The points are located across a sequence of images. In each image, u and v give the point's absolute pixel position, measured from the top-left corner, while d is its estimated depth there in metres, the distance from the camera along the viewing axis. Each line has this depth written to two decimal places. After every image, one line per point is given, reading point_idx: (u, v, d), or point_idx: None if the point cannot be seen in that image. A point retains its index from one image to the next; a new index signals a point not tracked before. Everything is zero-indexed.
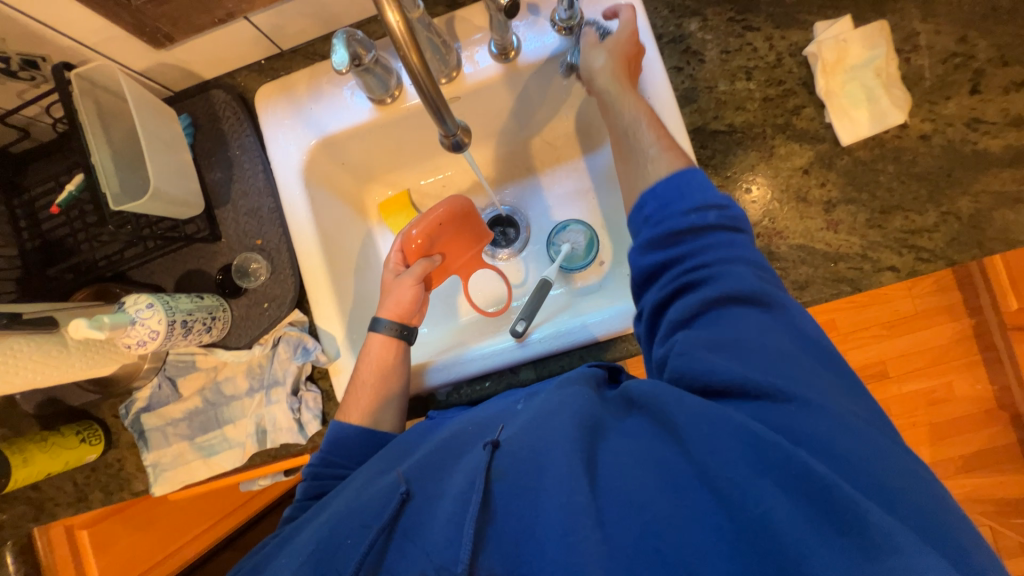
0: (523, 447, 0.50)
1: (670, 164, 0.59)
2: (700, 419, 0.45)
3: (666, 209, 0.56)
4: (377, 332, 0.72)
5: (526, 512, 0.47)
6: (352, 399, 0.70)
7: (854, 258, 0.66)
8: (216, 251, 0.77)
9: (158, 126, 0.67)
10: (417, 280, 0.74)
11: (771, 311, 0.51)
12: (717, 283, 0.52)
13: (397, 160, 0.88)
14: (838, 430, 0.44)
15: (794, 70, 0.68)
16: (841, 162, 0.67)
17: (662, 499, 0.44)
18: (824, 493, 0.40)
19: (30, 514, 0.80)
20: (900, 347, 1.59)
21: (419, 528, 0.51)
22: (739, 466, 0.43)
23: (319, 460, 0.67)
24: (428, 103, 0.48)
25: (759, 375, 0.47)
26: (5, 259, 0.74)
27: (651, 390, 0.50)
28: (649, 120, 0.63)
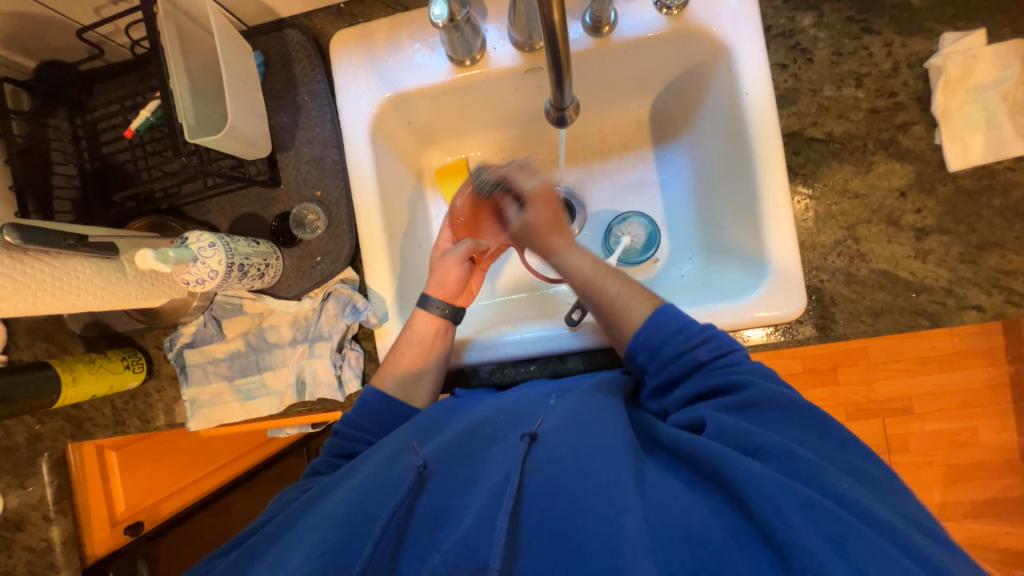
0: (565, 449, 0.52)
1: (642, 310, 0.62)
2: (753, 466, 0.46)
3: (659, 358, 0.59)
4: (424, 310, 0.71)
5: (565, 518, 0.48)
6: (389, 366, 0.70)
7: (938, 292, 0.63)
8: (274, 196, 0.75)
9: (235, 61, 0.65)
10: (461, 259, 0.73)
11: (802, 414, 0.53)
12: (744, 391, 0.54)
13: (463, 126, 0.85)
14: (862, 496, 0.45)
15: (909, 82, 0.64)
16: (943, 189, 0.63)
17: (711, 534, 0.44)
18: (862, 542, 0.41)
19: (68, 430, 0.82)
20: (930, 384, 1.52)
21: (442, 517, 0.51)
22: (790, 509, 0.43)
23: (347, 420, 0.67)
24: (554, 75, 0.49)
25: (793, 447, 0.48)
26: (65, 178, 0.74)
27: (689, 438, 0.51)
28: (631, 293, 0.64)
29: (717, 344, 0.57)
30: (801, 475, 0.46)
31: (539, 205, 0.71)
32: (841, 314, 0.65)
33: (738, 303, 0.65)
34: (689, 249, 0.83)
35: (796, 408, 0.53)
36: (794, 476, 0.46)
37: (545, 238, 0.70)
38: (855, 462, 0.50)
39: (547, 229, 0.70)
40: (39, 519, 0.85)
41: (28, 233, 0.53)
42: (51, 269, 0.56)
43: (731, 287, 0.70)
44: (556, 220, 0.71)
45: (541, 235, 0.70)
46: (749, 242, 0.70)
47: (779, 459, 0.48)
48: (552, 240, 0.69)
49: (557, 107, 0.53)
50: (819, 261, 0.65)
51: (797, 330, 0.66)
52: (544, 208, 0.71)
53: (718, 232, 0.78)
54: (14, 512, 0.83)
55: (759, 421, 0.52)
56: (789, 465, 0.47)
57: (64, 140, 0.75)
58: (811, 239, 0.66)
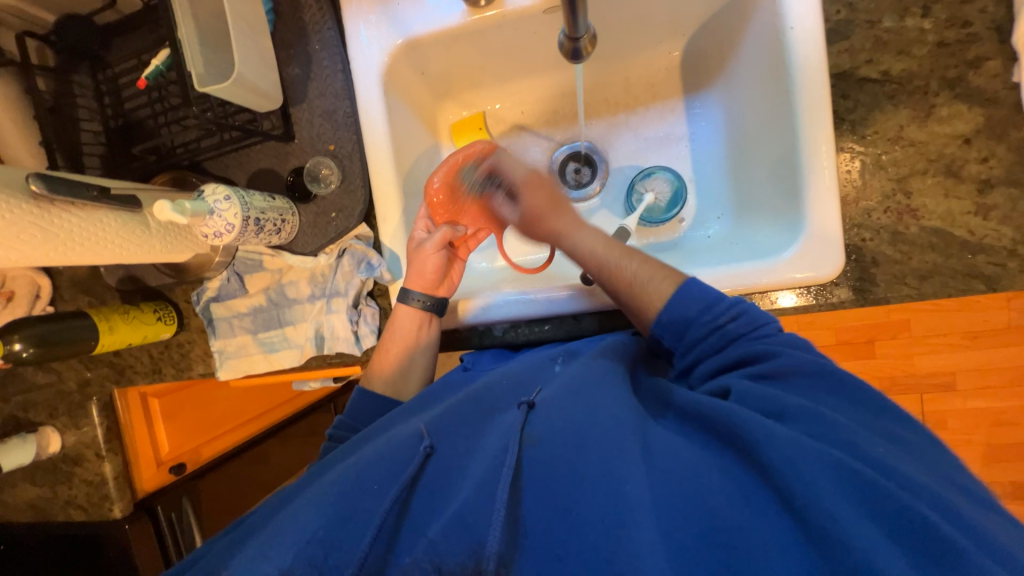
0: (565, 417, 0.51)
1: (665, 288, 0.59)
2: (776, 430, 0.44)
3: (683, 333, 0.57)
4: (406, 304, 0.69)
5: (566, 490, 0.47)
6: (375, 365, 0.71)
7: (999, 253, 0.57)
8: (289, 151, 0.74)
9: (242, 5, 0.63)
10: (438, 247, 0.69)
11: (825, 377, 0.50)
12: (773, 360, 0.52)
13: (479, 76, 0.81)
14: (898, 461, 0.43)
15: (987, 9, 0.56)
16: (1016, 134, 0.56)
17: (726, 500, 0.43)
18: (896, 507, 0.39)
19: (112, 376, 0.88)
20: (978, 360, 1.42)
21: (446, 484, 0.52)
22: (818, 478, 0.41)
23: (340, 424, 0.69)
24: (568, 0, 0.44)
25: (820, 411, 0.46)
26: (91, 135, 0.76)
27: (703, 403, 0.50)
28: (651, 269, 0.60)
29: (749, 323, 0.55)
30: (833, 440, 0.44)
31: (531, 190, 0.68)
32: (882, 276, 0.60)
33: (768, 262, 0.61)
34: (719, 207, 0.78)
35: (824, 371, 0.51)
36: (824, 440, 0.44)
37: (549, 221, 0.66)
38: (886, 427, 0.47)
39: (549, 211, 0.66)
40: (93, 456, 0.92)
41: (53, 182, 0.53)
42: (77, 219, 0.57)
43: (762, 247, 0.65)
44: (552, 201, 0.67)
45: (544, 220, 0.67)
46: (785, 197, 0.65)
47: (805, 423, 0.46)
48: (557, 224, 0.66)
49: (572, 35, 0.48)
50: (862, 218, 0.60)
51: (832, 292, 0.61)
52: (537, 192, 0.68)
53: (750, 186, 0.72)
54: (72, 448, 0.92)
55: (787, 390, 0.50)
56: (818, 429, 0.45)
57: (88, 96, 0.76)
58: (852, 195, 0.60)
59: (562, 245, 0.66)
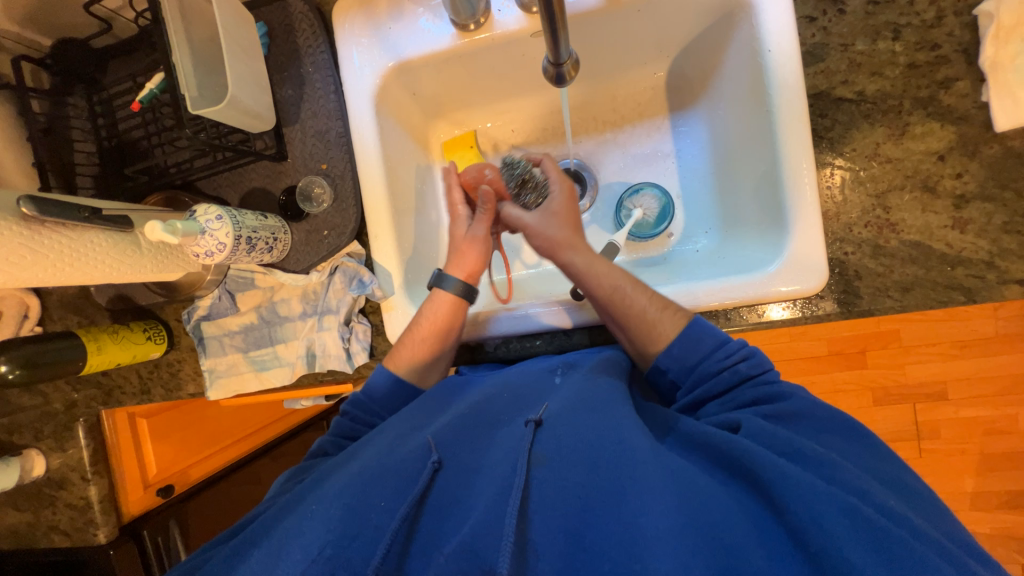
0: (579, 442, 0.51)
1: (676, 323, 0.60)
2: (791, 471, 0.44)
3: (691, 374, 0.59)
4: (443, 291, 0.69)
5: (579, 516, 0.46)
6: (402, 352, 0.69)
7: (977, 266, 0.58)
8: (281, 170, 0.75)
9: (236, 30, 0.65)
10: (484, 236, 0.71)
11: (832, 423, 0.51)
12: (784, 403, 0.53)
13: (470, 96, 0.82)
14: (906, 511, 0.43)
15: (955, 32, 0.58)
16: (987, 152, 0.57)
17: (742, 536, 0.43)
18: (908, 553, 0.39)
19: (100, 397, 0.87)
20: (968, 368, 1.43)
21: (455, 503, 0.51)
22: (832, 517, 0.41)
23: (354, 402, 0.69)
24: (549, 28, 0.46)
25: (833, 459, 0.46)
26: (84, 155, 0.76)
27: (718, 436, 0.50)
28: (662, 306, 0.61)
29: (755, 365, 0.57)
30: (843, 483, 0.44)
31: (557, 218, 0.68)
32: (865, 289, 0.61)
33: (754, 277, 0.62)
34: (707, 222, 0.79)
35: (834, 418, 0.52)
36: (836, 483, 0.44)
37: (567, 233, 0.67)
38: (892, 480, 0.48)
39: (568, 240, 0.66)
40: (78, 479, 0.90)
41: (44, 205, 0.54)
42: (67, 240, 0.58)
43: (748, 261, 0.67)
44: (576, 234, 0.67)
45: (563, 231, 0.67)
46: (770, 213, 0.66)
47: (818, 467, 0.46)
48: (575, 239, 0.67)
49: (554, 60, 0.50)
50: (844, 232, 0.61)
51: (817, 305, 0.62)
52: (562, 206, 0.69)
53: (736, 202, 0.74)
54: (56, 471, 0.90)
55: (798, 432, 0.51)
56: (831, 472, 0.45)
57: (82, 117, 0.77)
58: (834, 209, 0.61)
59: (573, 263, 0.65)
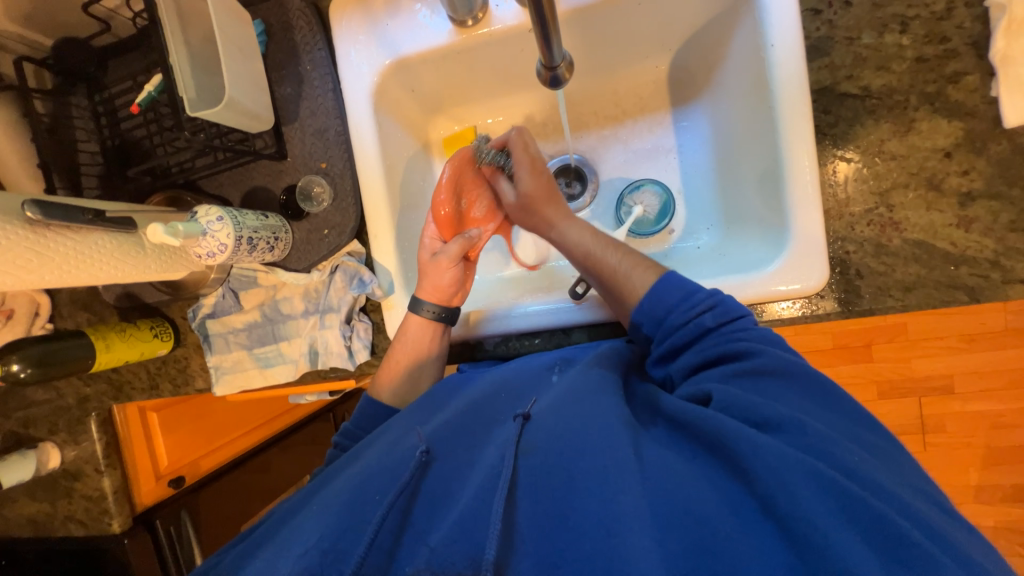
0: (560, 425, 0.52)
1: (646, 279, 0.61)
2: (760, 439, 0.44)
3: (659, 328, 0.59)
4: (416, 314, 0.70)
5: (561, 497, 0.47)
6: (385, 373, 0.72)
7: (981, 265, 0.57)
8: (281, 169, 0.75)
9: (232, 30, 0.65)
10: (453, 260, 0.70)
11: (806, 384, 0.51)
12: (752, 359, 0.52)
13: (470, 92, 0.82)
14: (875, 470, 0.43)
15: (964, 25, 0.56)
16: (996, 148, 0.56)
17: (711, 507, 0.43)
18: (872, 516, 0.39)
19: (110, 392, 0.89)
20: (976, 363, 1.42)
21: (444, 493, 0.52)
22: (800, 489, 0.41)
23: (347, 432, 0.71)
24: (541, 34, 0.46)
25: (803, 420, 0.46)
26: (89, 155, 0.77)
27: (689, 410, 0.50)
28: (637, 263, 0.63)
29: (724, 312, 0.55)
30: (811, 449, 0.44)
31: (531, 176, 0.69)
32: (866, 288, 0.60)
33: (753, 276, 0.62)
34: (707, 219, 0.78)
35: (803, 374, 0.51)
36: (807, 450, 0.44)
37: (541, 210, 0.69)
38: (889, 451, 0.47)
39: (544, 200, 0.69)
40: (92, 471, 0.93)
41: (48, 209, 0.55)
42: (72, 243, 0.59)
43: (749, 260, 0.66)
44: (551, 190, 0.70)
45: (537, 206, 0.69)
46: (772, 210, 0.65)
47: (788, 432, 0.46)
48: (548, 211, 0.69)
49: (547, 65, 0.49)
50: (845, 232, 0.60)
51: (817, 304, 0.62)
52: (538, 178, 0.69)
53: (738, 199, 0.73)
54: (72, 463, 0.93)
55: (763, 391, 0.50)
56: (799, 438, 0.45)
57: (84, 117, 0.77)
58: (838, 206, 0.61)
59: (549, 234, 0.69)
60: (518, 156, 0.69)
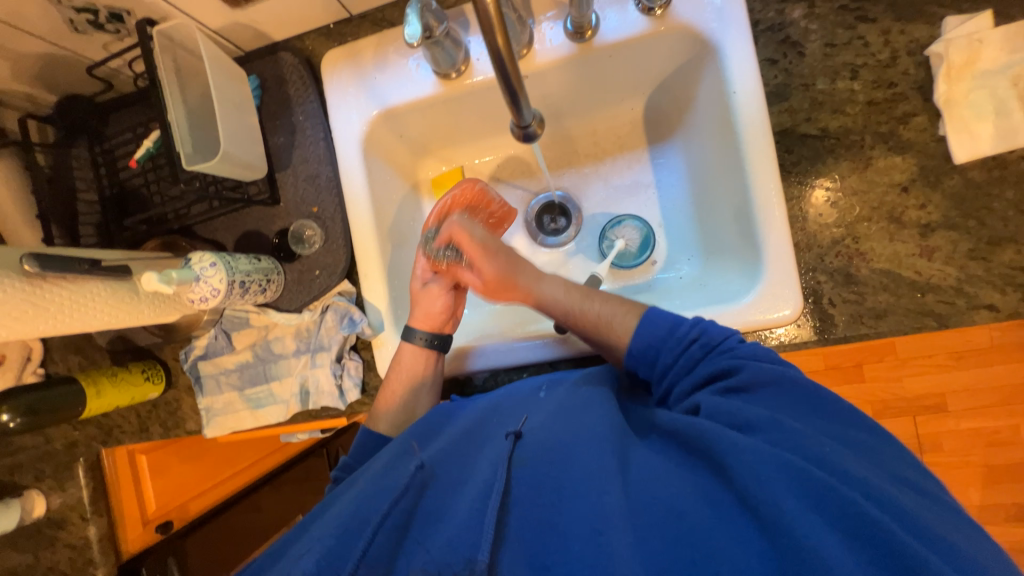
0: (549, 437, 0.53)
1: (629, 322, 0.62)
2: (738, 439, 0.45)
3: (655, 367, 0.60)
4: (409, 342, 0.72)
5: (548, 505, 0.48)
6: (382, 404, 0.72)
7: (946, 292, 0.60)
8: (274, 214, 0.78)
9: (228, 87, 0.69)
10: (444, 288, 0.75)
11: (793, 387, 0.52)
12: (737, 374, 0.53)
13: (456, 136, 0.86)
14: (852, 461, 0.44)
15: (910, 71, 0.61)
16: (949, 182, 0.60)
17: (695, 508, 0.44)
18: (840, 503, 0.40)
19: (99, 437, 0.89)
20: (966, 380, 1.43)
21: (439, 511, 0.52)
22: (774, 482, 0.42)
23: (343, 466, 0.70)
24: (510, 97, 0.50)
25: (782, 421, 0.47)
26: (87, 204, 0.80)
27: (677, 419, 0.51)
28: (620, 309, 0.63)
29: (711, 339, 0.57)
30: (792, 448, 0.45)
31: (490, 257, 0.71)
32: (840, 317, 0.62)
33: (730, 308, 0.64)
34: (688, 250, 0.81)
35: (793, 385, 0.52)
36: (787, 448, 0.45)
37: (514, 280, 0.70)
38: (874, 444, 0.48)
39: (512, 271, 0.70)
40: (79, 519, 0.92)
41: (46, 261, 0.57)
42: (68, 293, 0.60)
43: (726, 292, 0.69)
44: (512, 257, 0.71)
45: (509, 280, 0.70)
46: (746, 243, 0.68)
47: (768, 433, 0.47)
48: (521, 280, 0.70)
49: (518, 124, 0.53)
50: (816, 263, 0.63)
51: (795, 332, 0.64)
52: (496, 258, 0.71)
53: (715, 232, 0.76)
54: (57, 511, 0.91)
55: (750, 402, 0.51)
56: (778, 437, 0.46)
57: (84, 167, 0.80)
58: (807, 238, 0.63)
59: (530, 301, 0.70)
60: (470, 246, 0.72)
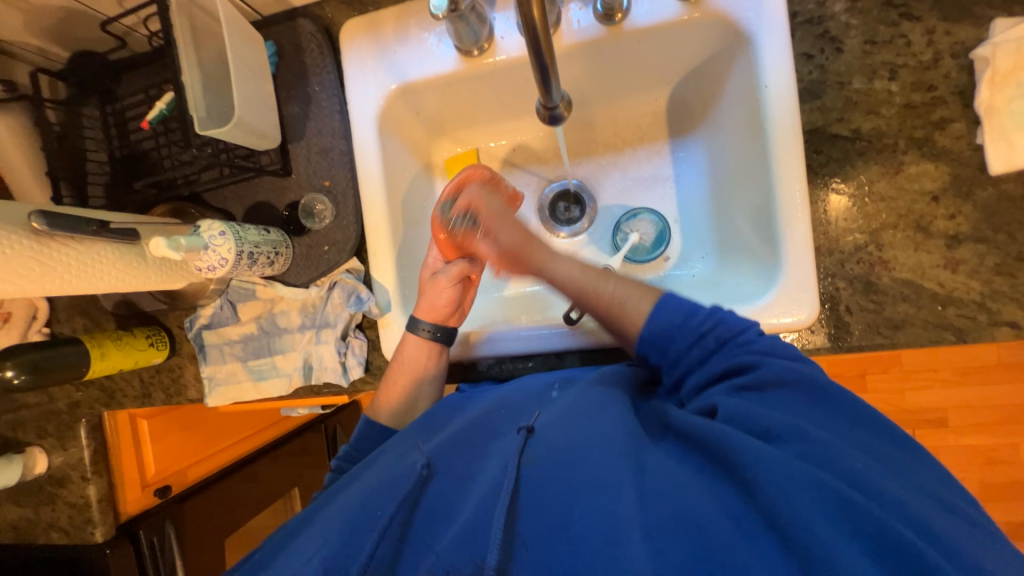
0: (561, 435, 0.52)
1: (642, 306, 0.61)
2: (764, 451, 0.44)
3: (667, 354, 0.58)
4: (413, 334, 0.70)
5: (561, 506, 0.47)
6: (385, 394, 0.72)
7: (968, 306, 0.58)
8: (285, 186, 0.77)
9: (245, 52, 0.67)
10: (452, 280, 0.71)
11: (818, 393, 0.49)
12: (755, 373, 0.52)
13: (474, 117, 0.84)
14: (882, 477, 0.42)
15: (951, 74, 0.59)
16: (981, 193, 0.58)
17: (717, 519, 0.42)
18: (870, 523, 0.39)
19: (102, 399, 0.89)
20: (969, 396, 1.42)
21: (448, 501, 0.52)
22: (802, 500, 0.40)
23: (347, 455, 0.71)
24: (540, 74, 0.48)
25: (808, 430, 0.45)
26: (97, 164, 0.79)
27: (694, 421, 0.49)
28: (634, 291, 0.62)
29: (727, 331, 0.55)
30: (817, 460, 0.43)
31: (508, 229, 0.70)
32: (856, 325, 0.61)
33: (743, 309, 0.63)
34: (703, 248, 0.79)
35: (814, 387, 0.50)
36: (811, 460, 0.44)
37: (526, 257, 0.69)
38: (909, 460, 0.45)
39: (525, 247, 0.69)
40: (78, 478, 0.92)
41: (54, 219, 0.56)
42: (75, 254, 0.60)
43: (740, 293, 0.67)
44: (524, 232, 0.71)
45: (521, 253, 0.69)
46: (765, 244, 0.66)
47: (793, 443, 0.45)
48: (532, 256, 0.69)
49: (546, 104, 0.51)
50: (837, 268, 0.62)
51: (808, 338, 0.62)
52: (514, 228, 0.71)
53: (732, 231, 0.74)
54: (58, 469, 0.92)
55: (770, 404, 0.50)
56: (803, 449, 0.44)
57: (95, 127, 0.79)
58: (829, 242, 0.62)
59: (542, 277, 0.69)
60: (489, 212, 0.71)
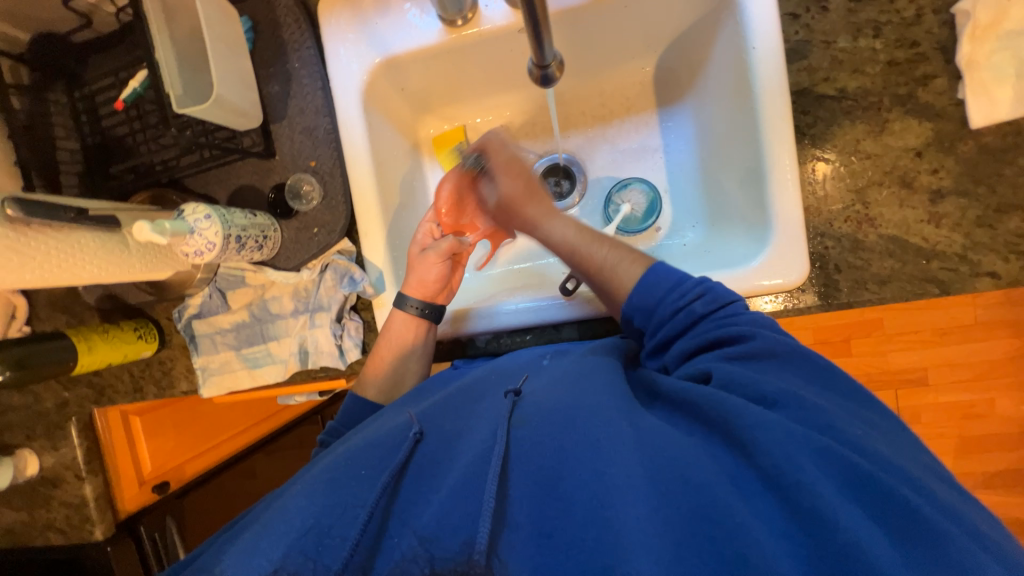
0: (551, 403, 0.52)
1: (633, 273, 0.61)
2: (762, 414, 0.44)
3: (653, 321, 0.59)
4: (400, 310, 0.70)
5: (552, 471, 0.47)
6: (371, 369, 0.72)
7: (951, 259, 0.60)
8: (270, 168, 0.75)
9: (220, 26, 0.64)
10: (442, 257, 0.72)
11: (796, 359, 0.52)
12: (747, 342, 0.52)
13: (460, 92, 0.82)
14: (873, 441, 0.45)
15: (933, 30, 0.59)
16: (963, 148, 0.59)
17: (712, 479, 0.43)
18: (864, 475, 0.40)
19: (91, 397, 0.87)
20: (948, 356, 1.47)
21: (435, 468, 0.52)
22: (802, 459, 0.41)
23: (331, 429, 0.71)
24: (533, 32, 0.47)
25: (802, 394, 0.47)
26: (68, 153, 0.75)
27: (687, 388, 0.50)
28: (625, 257, 0.62)
29: (714, 299, 0.56)
30: (813, 423, 0.45)
31: (509, 178, 0.68)
32: (844, 282, 0.63)
33: (737, 271, 0.64)
34: (693, 217, 0.80)
35: (801, 356, 0.52)
36: (806, 423, 0.45)
37: (522, 209, 0.68)
38: (882, 424, 0.48)
39: (523, 200, 0.67)
40: (72, 477, 0.90)
41: (30, 207, 0.54)
42: (54, 242, 0.57)
43: (733, 256, 0.68)
44: (528, 186, 0.68)
45: (520, 206, 0.68)
46: (754, 208, 0.67)
47: (787, 406, 0.46)
48: (531, 210, 0.67)
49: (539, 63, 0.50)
50: (824, 228, 0.63)
51: (799, 298, 0.64)
52: (516, 179, 0.69)
53: (722, 198, 0.75)
54: (51, 470, 0.90)
55: (759, 370, 0.51)
56: (799, 411, 0.46)
57: (64, 114, 0.76)
58: (816, 204, 0.63)
59: (535, 234, 0.68)
60: (495, 161, 0.70)
